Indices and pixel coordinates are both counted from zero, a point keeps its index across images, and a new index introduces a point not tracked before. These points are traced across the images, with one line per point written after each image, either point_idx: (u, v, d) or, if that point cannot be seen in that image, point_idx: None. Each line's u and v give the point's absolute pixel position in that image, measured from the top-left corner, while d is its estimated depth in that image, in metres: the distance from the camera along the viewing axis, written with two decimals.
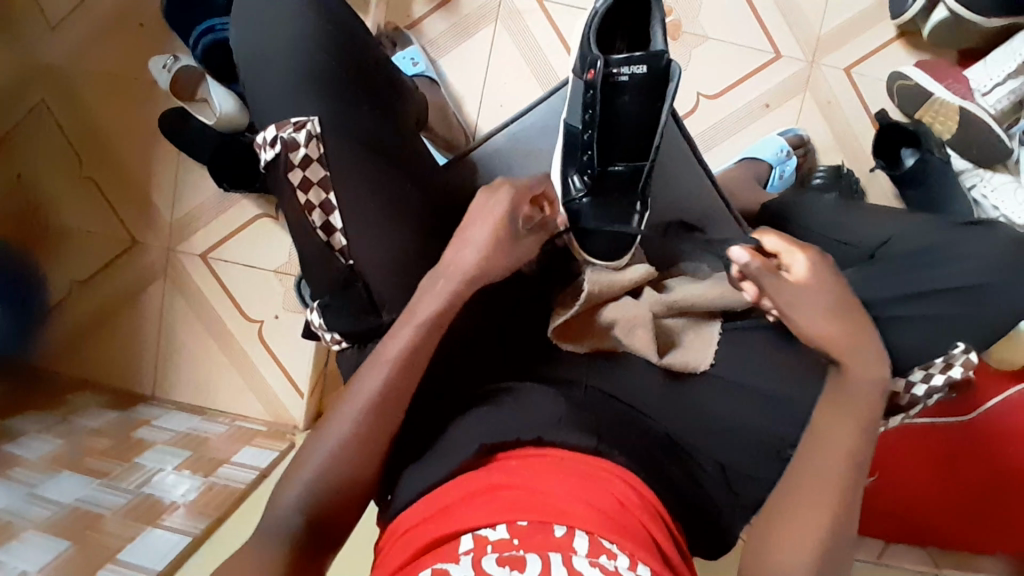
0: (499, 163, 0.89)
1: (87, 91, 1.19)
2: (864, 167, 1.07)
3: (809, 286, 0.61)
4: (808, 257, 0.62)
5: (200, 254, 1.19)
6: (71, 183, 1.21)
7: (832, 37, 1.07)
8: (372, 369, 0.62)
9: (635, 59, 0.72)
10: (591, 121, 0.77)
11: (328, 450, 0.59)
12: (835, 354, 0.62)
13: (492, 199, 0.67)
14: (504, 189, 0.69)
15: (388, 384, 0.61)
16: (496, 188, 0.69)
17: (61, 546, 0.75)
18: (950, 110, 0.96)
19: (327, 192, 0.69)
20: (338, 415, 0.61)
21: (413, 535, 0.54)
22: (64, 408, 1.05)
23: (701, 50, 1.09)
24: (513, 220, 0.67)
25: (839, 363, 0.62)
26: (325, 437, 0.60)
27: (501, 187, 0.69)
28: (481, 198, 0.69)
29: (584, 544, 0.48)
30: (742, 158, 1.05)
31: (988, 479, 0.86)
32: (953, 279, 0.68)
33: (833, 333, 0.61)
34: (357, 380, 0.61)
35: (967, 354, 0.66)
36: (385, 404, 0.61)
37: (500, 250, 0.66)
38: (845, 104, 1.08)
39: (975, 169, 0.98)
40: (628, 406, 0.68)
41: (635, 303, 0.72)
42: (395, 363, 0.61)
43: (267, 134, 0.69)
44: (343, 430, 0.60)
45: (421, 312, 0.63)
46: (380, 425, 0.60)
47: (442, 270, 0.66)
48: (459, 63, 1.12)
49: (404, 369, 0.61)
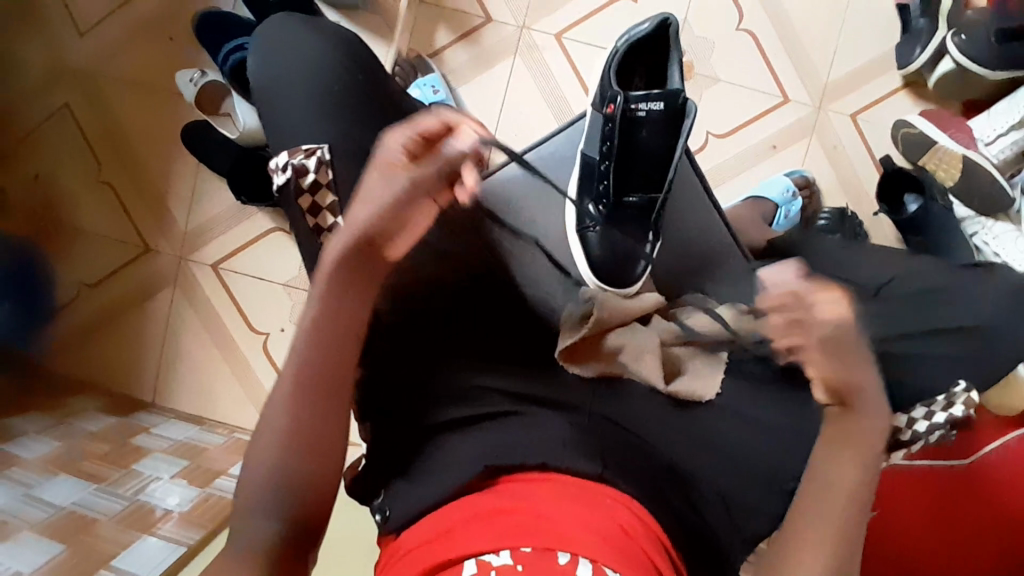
0: None
1: (112, 99, 1.22)
2: (868, 211, 1.10)
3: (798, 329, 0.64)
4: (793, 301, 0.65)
5: (211, 264, 1.20)
6: (89, 188, 1.22)
7: (839, 84, 1.11)
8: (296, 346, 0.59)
9: (652, 96, 0.76)
10: (608, 153, 0.81)
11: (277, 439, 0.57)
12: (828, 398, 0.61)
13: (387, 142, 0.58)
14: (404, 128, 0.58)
15: (310, 358, 0.58)
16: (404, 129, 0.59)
17: (55, 549, 0.74)
18: (954, 159, 0.99)
19: (336, 216, 0.73)
20: (276, 396, 0.59)
21: (415, 555, 0.54)
22: (64, 409, 1.05)
23: (713, 90, 1.13)
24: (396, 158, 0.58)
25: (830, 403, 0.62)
26: (268, 424, 0.58)
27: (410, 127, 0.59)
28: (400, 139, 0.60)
29: (587, 571, 0.49)
30: (747, 198, 1.07)
31: (986, 523, 0.80)
32: (961, 320, 0.69)
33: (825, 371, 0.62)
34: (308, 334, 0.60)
35: (968, 393, 0.66)
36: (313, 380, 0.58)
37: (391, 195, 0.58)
38: (851, 149, 1.11)
39: (976, 217, 1.00)
40: (632, 434, 0.67)
41: (642, 331, 0.74)
42: (309, 331, 0.58)
43: (279, 160, 0.74)
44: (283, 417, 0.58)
45: (321, 271, 0.60)
46: (337, 388, 0.59)
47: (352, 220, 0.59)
48: (477, 92, 1.15)
49: (323, 337, 0.59)
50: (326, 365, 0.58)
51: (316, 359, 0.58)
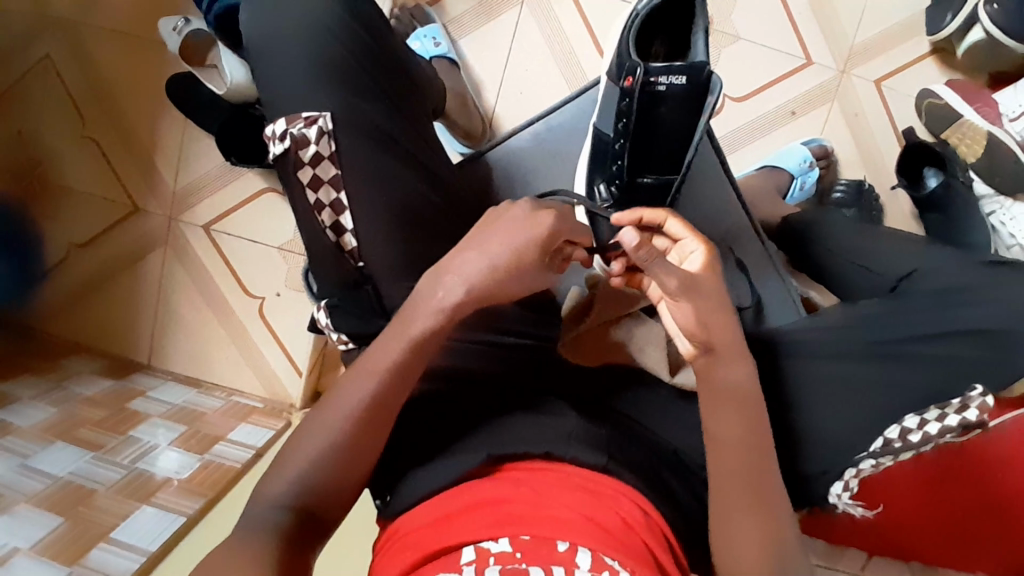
0: (512, 171, 0.84)
1: (97, 47, 1.16)
2: (885, 184, 1.05)
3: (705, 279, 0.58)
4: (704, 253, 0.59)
5: (203, 225, 1.16)
6: (75, 143, 1.18)
7: (865, 48, 1.05)
8: (356, 379, 0.56)
9: (675, 69, 0.69)
10: (623, 131, 0.75)
11: (312, 451, 0.54)
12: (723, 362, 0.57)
13: (526, 220, 0.58)
14: (535, 215, 0.59)
15: (369, 395, 0.55)
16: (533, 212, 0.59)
17: (52, 522, 0.73)
18: (978, 135, 0.94)
19: (337, 192, 0.67)
20: (323, 411, 0.56)
21: (412, 540, 0.51)
22: (58, 373, 1.04)
23: (732, 51, 1.07)
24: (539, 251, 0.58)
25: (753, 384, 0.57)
26: (308, 435, 0.55)
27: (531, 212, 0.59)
28: (512, 215, 0.60)
29: (587, 559, 0.46)
30: (763, 165, 1.02)
31: (980, 503, 0.86)
32: (976, 321, 0.66)
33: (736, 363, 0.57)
34: (371, 356, 0.57)
35: (984, 397, 0.63)
36: (367, 416, 0.55)
37: (521, 269, 0.58)
38: (873, 118, 1.05)
39: (996, 196, 0.96)
40: (637, 424, 0.66)
41: (647, 323, 0.72)
42: (382, 377, 0.56)
43: (277, 127, 0.67)
44: (322, 435, 0.54)
45: (407, 327, 0.57)
46: (377, 422, 0.55)
47: (444, 268, 0.59)
48: (481, 47, 1.09)
49: (395, 378, 0.56)
50: (388, 409, 0.56)
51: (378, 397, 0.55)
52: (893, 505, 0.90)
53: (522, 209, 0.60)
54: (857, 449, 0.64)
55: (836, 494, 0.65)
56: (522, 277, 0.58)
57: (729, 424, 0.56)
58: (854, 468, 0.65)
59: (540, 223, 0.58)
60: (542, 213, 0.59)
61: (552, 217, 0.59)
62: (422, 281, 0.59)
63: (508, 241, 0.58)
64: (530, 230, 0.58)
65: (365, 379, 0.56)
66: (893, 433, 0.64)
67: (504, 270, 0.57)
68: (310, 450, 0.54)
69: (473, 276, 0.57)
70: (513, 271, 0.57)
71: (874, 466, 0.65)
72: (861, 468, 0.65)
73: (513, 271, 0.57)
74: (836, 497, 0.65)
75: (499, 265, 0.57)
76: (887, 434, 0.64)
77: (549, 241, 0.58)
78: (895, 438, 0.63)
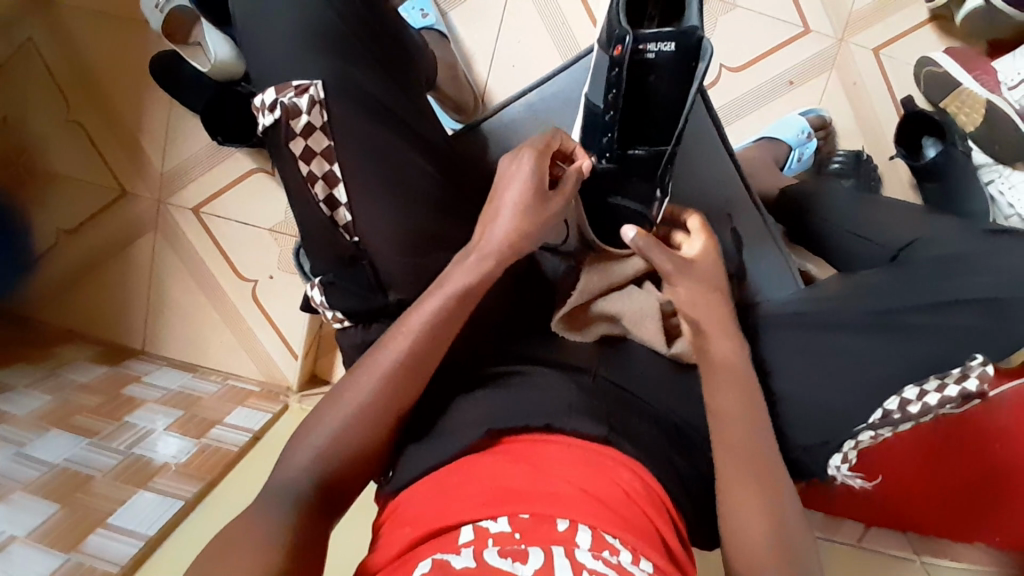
0: None
1: (79, 26, 1.13)
2: (883, 155, 1.04)
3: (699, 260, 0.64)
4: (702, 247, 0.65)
5: (193, 208, 1.14)
6: (60, 127, 1.16)
7: (865, 14, 1.03)
8: (360, 376, 0.57)
9: (664, 36, 0.66)
10: (613, 102, 0.71)
11: (320, 437, 0.55)
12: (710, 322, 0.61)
13: (517, 162, 0.63)
14: (526, 149, 0.64)
15: (379, 384, 0.56)
16: (519, 151, 0.65)
17: (49, 509, 0.73)
18: (977, 102, 0.92)
19: (331, 164, 0.65)
20: (353, 380, 0.57)
21: (412, 519, 0.50)
22: (51, 361, 1.03)
23: (729, 19, 1.04)
24: (538, 187, 0.63)
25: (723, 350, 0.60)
26: (317, 427, 0.55)
27: (523, 149, 0.65)
28: (505, 164, 0.65)
29: (587, 538, 0.45)
30: (761, 137, 1.01)
31: (980, 475, 0.87)
32: (979, 290, 0.64)
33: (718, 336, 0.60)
34: (409, 318, 0.59)
35: (984, 366, 0.62)
36: (395, 380, 0.57)
37: (530, 218, 0.62)
38: (871, 87, 1.04)
39: (993, 165, 0.93)
40: (632, 394, 0.65)
41: (641, 293, 0.69)
42: (387, 373, 0.57)
43: (266, 97, 0.64)
44: (331, 424, 0.55)
45: (443, 287, 0.60)
46: (404, 388, 0.57)
47: (477, 249, 0.62)
48: (471, 19, 1.06)
49: (424, 342, 0.58)
50: (399, 398, 0.57)
51: (383, 387, 0.56)
52: (892, 477, 0.90)
53: (509, 162, 0.65)
54: (856, 421, 0.64)
55: (836, 466, 0.66)
56: (532, 219, 0.63)
57: None
58: (853, 440, 0.65)
59: (523, 164, 0.63)
60: (523, 150, 0.64)
61: (533, 155, 0.63)
62: (454, 258, 0.63)
63: (512, 191, 0.63)
64: (524, 172, 0.63)
65: (372, 374, 0.57)
66: (892, 405, 0.63)
67: (517, 222, 0.62)
68: (319, 437, 0.55)
69: (494, 243, 0.62)
70: (522, 218, 0.62)
71: (873, 438, 0.65)
72: (859, 439, 0.65)
73: (524, 219, 0.62)
74: (835, 469, 0.66)
75: (512, 218, 0.62)
76: (887, 405, 0.63)
77: (541, 177, 0.63)
78: (894, 410, 0.63)
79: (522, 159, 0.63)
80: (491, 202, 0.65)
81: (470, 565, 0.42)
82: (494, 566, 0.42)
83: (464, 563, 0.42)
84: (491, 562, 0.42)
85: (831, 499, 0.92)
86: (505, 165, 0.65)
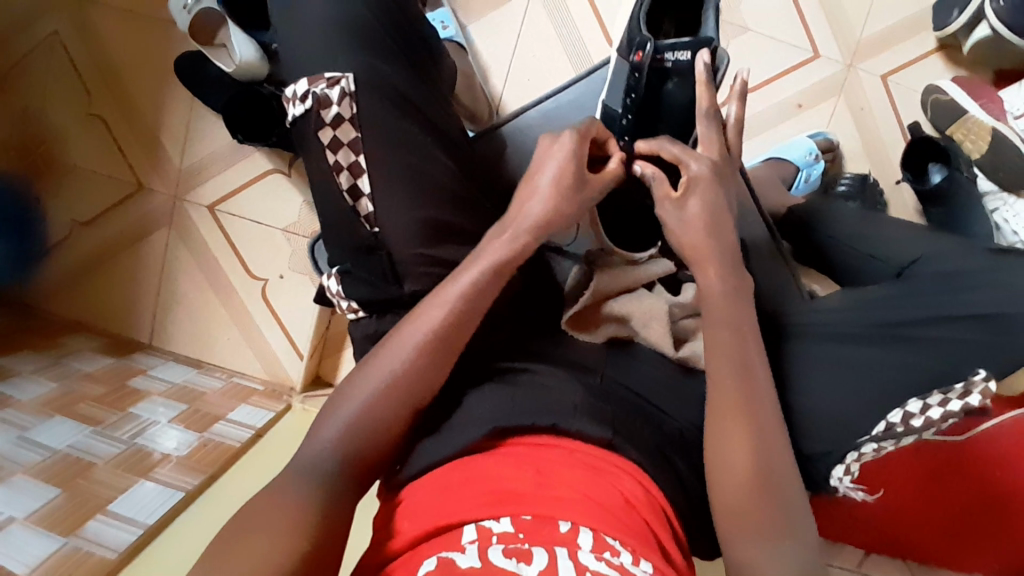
0: None
1: (108, 24, 1.16)
2: (890, 178, 1.06)
3: (710, 245, 0.61)
4: (709, 189, 0.63)
5: (208, 205, 1.16)
6: (82, 121, 1.18)
7: (873, 42, 1.05)
8: (388, 349, 0.58)
9: (682, 45, 0.68)
10: (631, 106, 0.73)
11: (348, 411, 0.56)
12: (696, 262, 0.61)
13: (558, 144, 0.65)
14: (569, 134, 0.65)
15: (407, 360, 0.57)
16: (560, 135, 0.66)
17: (50, 494, 0.72)
18: (982, 129, 0.94)
19: (356, 155, 0.66)
20: (375, 362, 0.58)
21: (420, 512, 0.50)
22: (59, 350, 1.04)
23: (743, 40, 1.07)
24: (579, 172, 0.64)
25: (714, 310, 0.59)
26: (346, 402, 0.56)
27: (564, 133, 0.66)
28: (544, 146, 0.67)
29: (589, 540, 0.45)
30: (769, 157, 1.03)
31: (983, 499, 0.86)
32: (977, 307, 0.64)
33: (721, 322, 0.58)
34: (435, 302, 0.60)
35: (987, 382, 0.62)
36: (422, 357, 0.58)
37: (566, 205, 0.63)
38: (878, 112, 1.06)
39: (999, 193, 0.95)
40: (639, 398, 0.65)
41: (651, 297, 0.70)
42: (415, 350, 0.58)
43: (298, 87, 0.66)
44: (359, 399, 0.56)
45: (475, 263, 0.61)
46: (428, 378, 0.58)
47: (508, 222, 0.64)
48: (489, 33, 1.09)
49: (455, 327, 0.59)
50: (423, 376, 0.57)
51: (408, 368, 0.57)
52: (897, 502, 0.90)
53: (547, 144, 0.66)
54: (860, 433, 0.64)
55: (837, 477, 0.66)
56: (568, 203, 0.64)
57: (726, 405, 0.55)
58: (855, 451, 0.64)
59: (562, 147, 0.64)
60: (564, 134, 0.66)
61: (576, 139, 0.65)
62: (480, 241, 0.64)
63: (546, 174, 0.64)
64: (567, 151, 0.64)
65: (399, 350, 0.58)
66: (896, 417, 0.64)
67: (552, 203, 0.63)
68: (346, 410, 0.56)
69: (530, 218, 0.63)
70: (557, 197, 0.63)
71: (876, 451, 0.65)
72: (862, 452, 0.64)
73: (561, 199, 0.63)
74: (837, 480, 0.66)
75: (549, 198, 0.63)
76: (889, 418, 0.64)
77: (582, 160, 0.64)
78: (897, 423, 0.63)
79: (552, 146, 0.65)
80: (526, 184, 0.66)
81: (475, 565, 0.43)
82: (498, 567, 0.42)
83: (469, 563, 0.43)
84: (496, 562, 0.43)
85: (819, 505, 0.91)
86: (546, 144, 0.66)
